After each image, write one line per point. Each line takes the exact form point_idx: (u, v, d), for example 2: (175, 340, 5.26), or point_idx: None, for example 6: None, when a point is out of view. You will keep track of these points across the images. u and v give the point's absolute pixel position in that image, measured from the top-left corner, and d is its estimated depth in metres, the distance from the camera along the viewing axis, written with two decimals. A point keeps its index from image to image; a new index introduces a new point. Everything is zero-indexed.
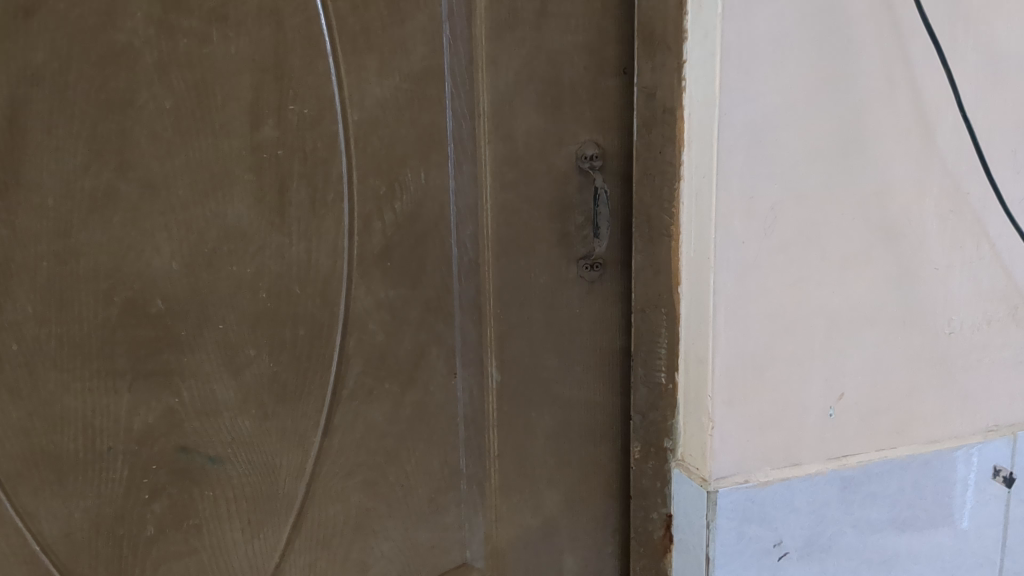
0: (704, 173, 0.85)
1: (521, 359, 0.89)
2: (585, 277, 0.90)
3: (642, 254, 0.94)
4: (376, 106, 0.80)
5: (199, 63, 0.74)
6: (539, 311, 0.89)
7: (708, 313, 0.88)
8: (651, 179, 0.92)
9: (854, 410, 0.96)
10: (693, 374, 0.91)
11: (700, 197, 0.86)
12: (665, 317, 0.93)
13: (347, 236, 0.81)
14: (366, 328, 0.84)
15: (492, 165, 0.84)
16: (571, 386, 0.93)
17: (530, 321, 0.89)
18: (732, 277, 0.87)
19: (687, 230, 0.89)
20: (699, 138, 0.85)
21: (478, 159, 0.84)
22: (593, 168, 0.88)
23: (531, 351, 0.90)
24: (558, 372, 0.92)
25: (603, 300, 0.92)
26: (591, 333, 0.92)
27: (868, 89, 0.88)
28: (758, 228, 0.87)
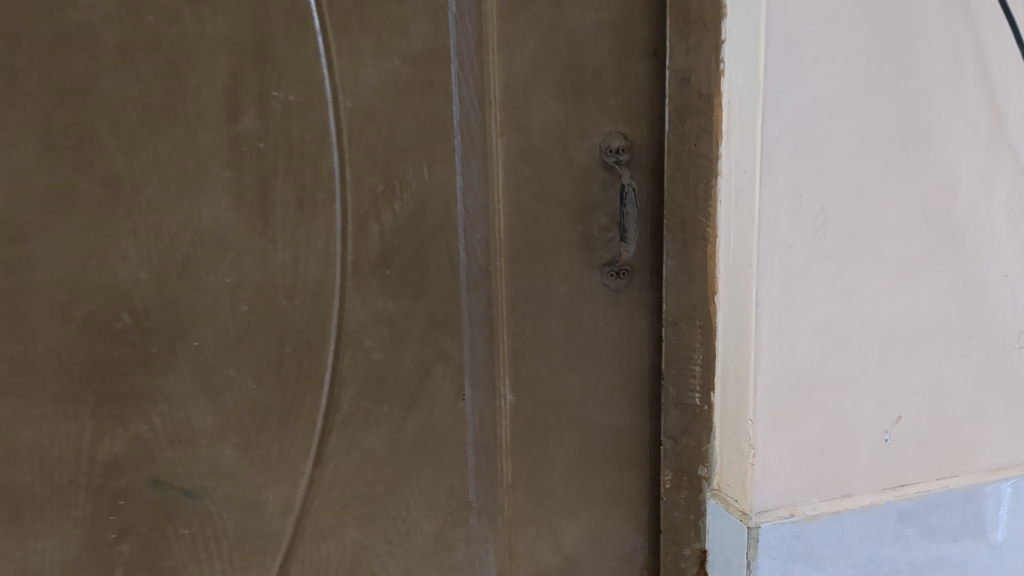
0: (746, 169, 0.75)
1: (539, 378, 0.79)
2: (609, 287, 0.79)
3: (674, 261, 0.83)
4: (373, 92, 0.70)
5: (168, 44, 0.64)
6: (557, 324, 0.79)
7: (749, 326, 0.78)
8: (683, 175, 0.81)
9: (913, 434, 0.85)
10: (732, 394, 0.80)
11: (740, 196, 0.76)
12: (700, 330, 0.82)
13: (339, 241, 0.71)
14: (362, 345, 0.74)
15: (505, 160, 0.74)
16: (595, 409, 0.82)
17: (548, 336, 0.79)
18: (778, 286, 0.77)
19: (725, 233, 0.79)
20: (739, 129, 0.75)
21: (488, 153, 0.74)
22: (620, 163, 0.77)
23: (550, 370, 0.79)
24: (578, 393, 0.81)
25: (631, 311, 0.81)
26: (618, 350, 0.81)
27: (932, 73, 0.77)
28: (807, 231, 0.77)
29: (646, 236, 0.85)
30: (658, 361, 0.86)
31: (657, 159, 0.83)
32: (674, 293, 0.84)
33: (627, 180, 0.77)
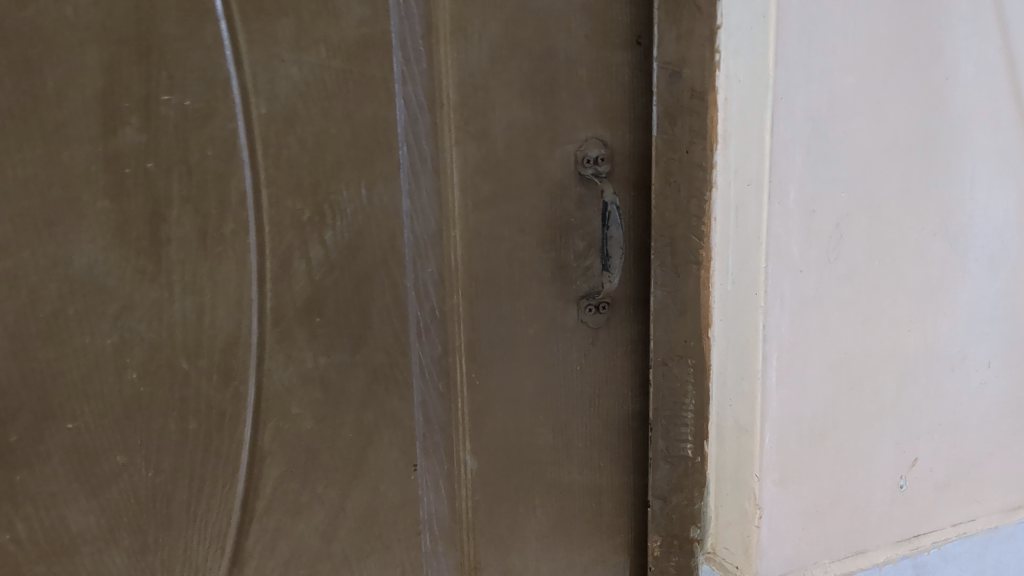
0: (750, 179, 0.62)
1: (505, 437, 0.65)
2: (587, 324, 0.66)
3: (664, 290, 0.70)
4: (295, 93, 0.55)
5: (18, 30, 0.47)
6: (527, 372, 0.65)
7: (755, 367, 0.64)
8: (674, 188, 0.68)
9: (929, 478, 0.74)
10: (732, 446, 0.68)
11: (741, 211, 0.63)
12: (692, 370, 0.69)
13: (255, 284, 0.56)
14: (288, 413, 0.58)
15: (461, 174, 0.60)
16: (575, 468, 0.69)
17: (514, 386, 0.65)
18: (788, 318, 0.64)
19: (722, 255, 0.66)
20: (742, 131, 0.62)
21: (440, 166, 0.59)
22: (599, 175, 0.64)
23: (518, 428, 0.66)
24: (551, 451, 0.67)
25: (610, 351, 0.68)
26: (597, 397, 0.68)
27: (955, 63, 0.66)
28: (820, 252, 0.64)
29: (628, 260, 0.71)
30: (642, 407, 0.73)
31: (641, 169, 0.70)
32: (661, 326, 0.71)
33: (609, 195, 0.63)
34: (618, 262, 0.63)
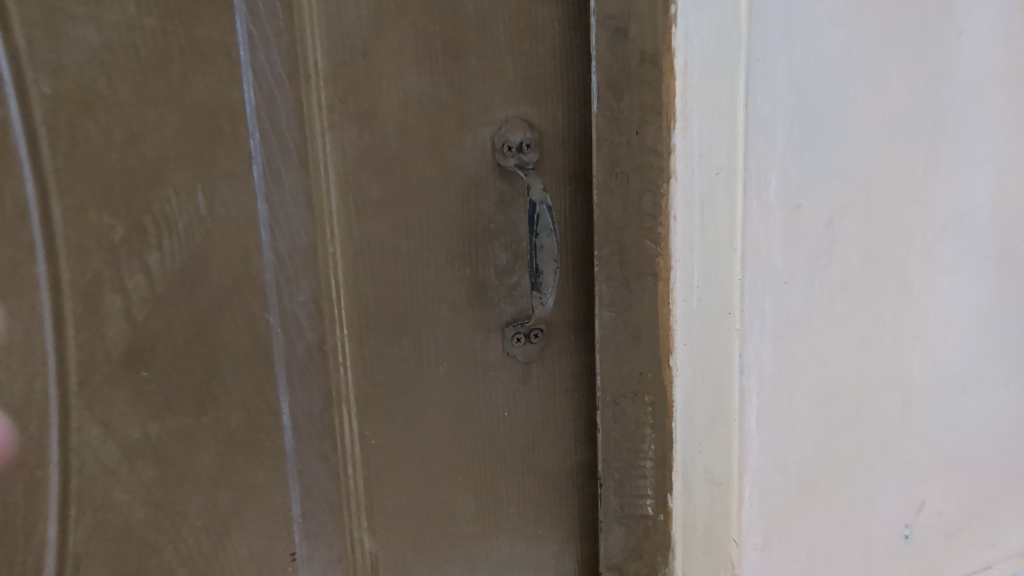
0: (718, 166, 0.47)
1: (414, 507, 0.51)
2: (515, 358, 0.52)
3: (615, 312, 0.54)
4: (92, 64, 0.39)
5: None
6: (437, 423, 0.50)
7: (729, 404, 0.50)
8: (624, 179, 0.51)
9: (940, 523, 0.61)
10: (703, 503, 0.53)
11: (706, 206, 0.49)
12: (651, 411, 0.55)
13: (49, 333, 0.40)
14: (110, 502, 0.43)
15: (339, 171, 0.45)
16: (505, 536, 0.55)
17: (420, 443, 0.50)
18: (768, 343, 0.50)
19: (683, 263, 0.51)
20: (706, 104, 0.47)
21: (308, 162, 0.44)
22: (525, 167, 0.49)
23: (431, 496, 0.51)
24: (475, 520, 0.53)
25: (545, 390, 0.54)
26: (535, 449, 0.54)
27: (968, 15, 0.53)
28: (808, 258, 0.50)
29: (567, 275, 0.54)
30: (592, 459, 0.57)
31: (584, 154, 0.52)
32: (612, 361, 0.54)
33: (536, 192, 0.48)
34: (552, 280, 0.49)
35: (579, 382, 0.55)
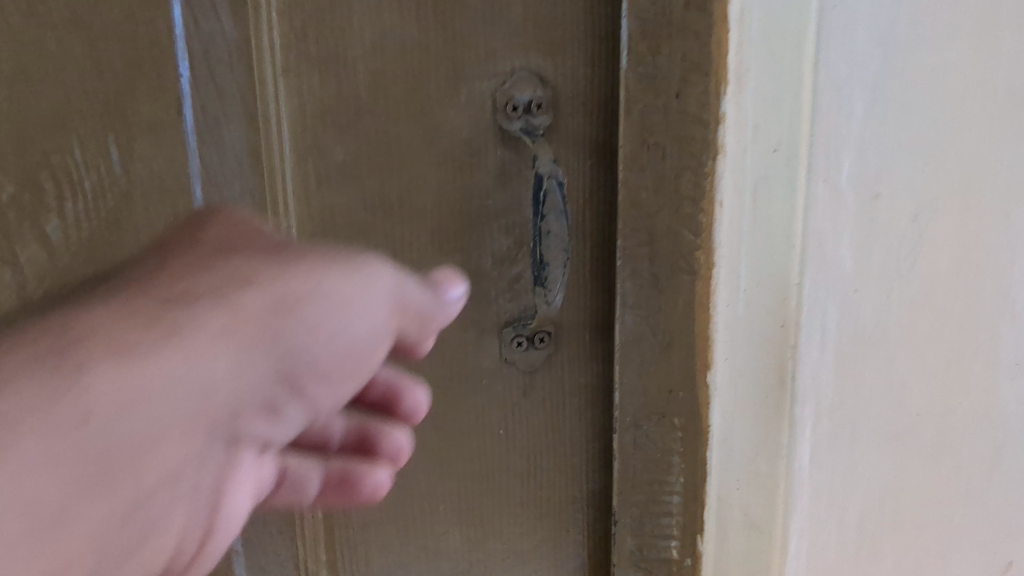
0: (778, 144, 0.39)
1: (378, 527, 0.44)
2: (516, 365, 0.43)
3: (640, 317, 0.42)
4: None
5: None
6: (415, 436, 0.43)
7: (781, 428, 0.43)
8: (659, 153, 0.40)
9: None
10: (739, 552, 0.45)
11: (761, 197, 0.40)
12: (682, 439, 0.43)
13: None
14: None
15: (295, 122, 0.37)
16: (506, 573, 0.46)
17: (394, 460, 0.43)
18: (830, 361, 0.42)
19: (730, 262, 0.41)
20: (770, 69, 0.38)
21: (254, 120, 0.37)
22: (533, 133, 0.40)
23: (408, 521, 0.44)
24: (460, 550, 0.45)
25: (553, 408, 0.44)
26: (543, 476, 0.45)
27: None
28: (886, 264, 0.41)
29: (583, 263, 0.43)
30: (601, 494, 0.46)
31: (611, 114, 0.41)
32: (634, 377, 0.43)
33: (546, 161, 0.40)
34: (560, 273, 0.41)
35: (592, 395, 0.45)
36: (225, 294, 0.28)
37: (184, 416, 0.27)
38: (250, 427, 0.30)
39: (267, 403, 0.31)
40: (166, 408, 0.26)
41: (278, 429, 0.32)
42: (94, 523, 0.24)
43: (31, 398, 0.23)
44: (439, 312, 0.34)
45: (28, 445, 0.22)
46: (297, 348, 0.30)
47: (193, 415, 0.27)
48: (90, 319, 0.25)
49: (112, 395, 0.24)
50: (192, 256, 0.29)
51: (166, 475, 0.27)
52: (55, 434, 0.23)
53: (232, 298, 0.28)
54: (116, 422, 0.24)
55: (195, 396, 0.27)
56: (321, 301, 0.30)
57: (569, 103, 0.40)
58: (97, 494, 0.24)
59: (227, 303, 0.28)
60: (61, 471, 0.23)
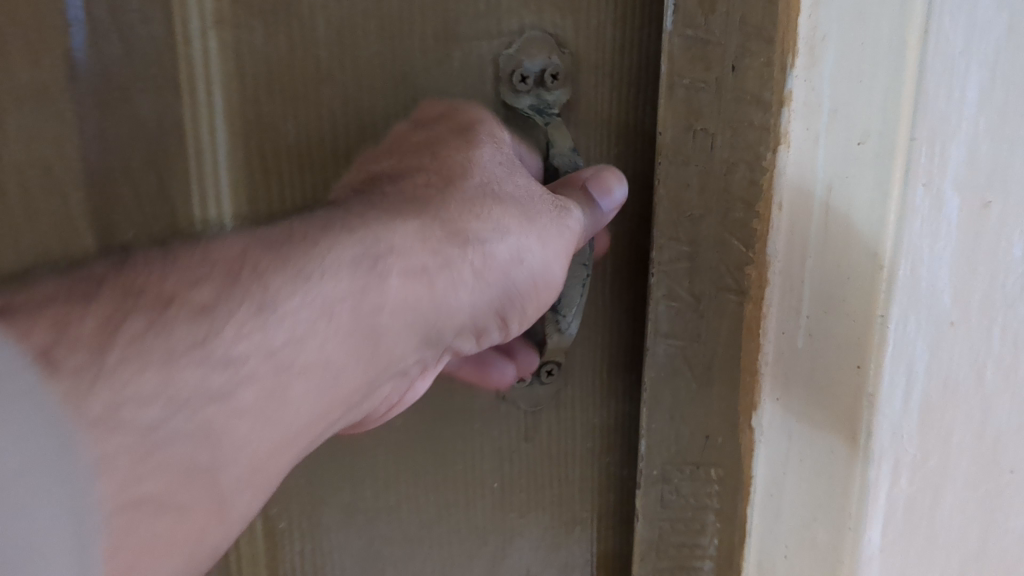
0: (862, 133, 0.30)
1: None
2: (515, 406, 0.38)
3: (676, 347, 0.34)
4: None
5: None
6: (401, 489, 0.38)
7: (842, 495, 0.34)
8: (708, 140, 0.33)
9: None
10: None
11: (838, 195, 0.31)
12: (718, 488, 0.37)
13: None
14: None
15: (231, 123, 0.33)
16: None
17: (372, 523, 0.38)
18: (915, 411, 0.32)
19: (792, 283, 0.33)
20: (860, 33, 0.29)
21: (181, 117, 0.33)
22: (546, 111, 0.35)
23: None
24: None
25: (555, 460, 0.39)
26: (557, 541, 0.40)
27: None
28: (990, 289, 0.32)
29: (601, 280, 0.38)
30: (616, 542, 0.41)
31: (640, 104, 0.36)
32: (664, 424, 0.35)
33: (563, 149, 0.35)
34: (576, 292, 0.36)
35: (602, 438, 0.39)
36: (479, 244, 0.31)
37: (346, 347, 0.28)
38: (463, 344, 0.33)
39: (476, 328, 0.33)
40: (392, 332, 0.30)
41: (469, 344, 0.34)
42: (339, 403, 0.29)
43: (260, 359, 0.26)
44: (596, 222, 0.34)
45: (294, 380, 0.27)
46: (516, 295, 0.33)
47: (429, 330, 0.31)
48: (395, 257, 0.29)
49: (354, 323, 0.28)
50: (462, 188, 0.32)
51: (387, 369, 0.30)
52: (274, 401, 0.26)
53: (456, 228, 0.31)
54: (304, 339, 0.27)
55: (439, 318, 0.31)
56: (564, 247, 0.33)
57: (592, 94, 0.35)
58: (320, 428, 0.28)
59: (480, 251, 0.31)
60: (332, 344, 0.28)
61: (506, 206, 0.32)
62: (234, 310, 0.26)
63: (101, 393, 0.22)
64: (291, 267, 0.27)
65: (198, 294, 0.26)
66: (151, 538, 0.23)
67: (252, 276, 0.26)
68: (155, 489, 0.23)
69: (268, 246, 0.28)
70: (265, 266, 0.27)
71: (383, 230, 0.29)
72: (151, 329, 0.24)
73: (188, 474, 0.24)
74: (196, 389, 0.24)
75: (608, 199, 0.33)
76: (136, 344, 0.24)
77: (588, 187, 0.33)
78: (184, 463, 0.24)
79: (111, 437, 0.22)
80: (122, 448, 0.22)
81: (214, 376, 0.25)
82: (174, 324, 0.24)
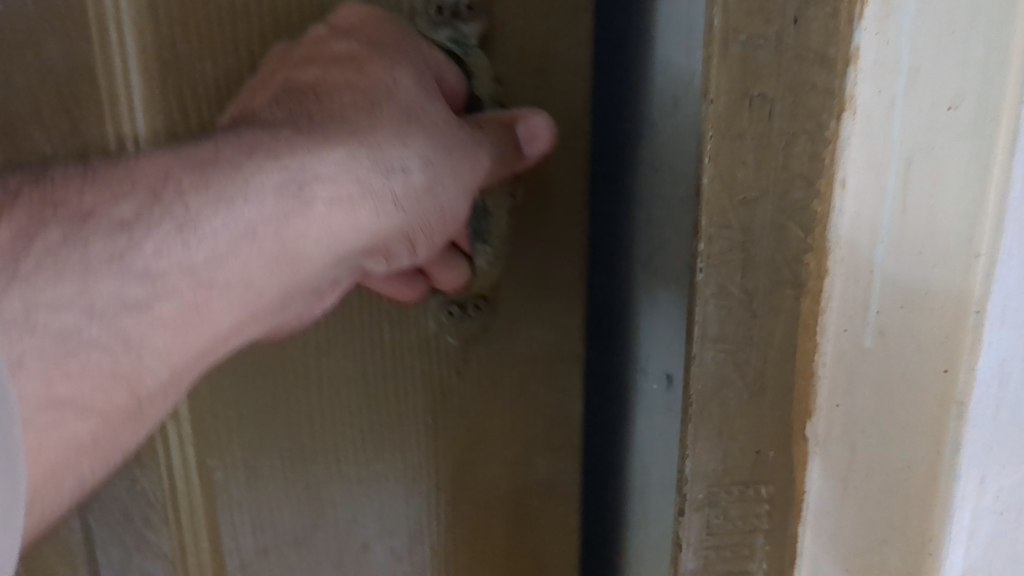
0: (952, 98, 0.25)
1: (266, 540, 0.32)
2: (446, 343, 0.32)
3: (725, 353, 0.29)
4: None
5: None
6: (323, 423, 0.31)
7: (912, 514, 0.29)
8: (764, 108, 0.27)
9: None
10: None
11: (919, 172, 0.26)
12: (768, 510, 0.32)
13: None
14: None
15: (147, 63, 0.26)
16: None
17: (301, 485, 0.32)
18: (1003, 418, 0.28)
19: (854, 268, 0.29)
20: None
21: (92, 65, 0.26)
22: (465, 47, 0.29)
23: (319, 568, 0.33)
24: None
25: (493, 393, 0.33)
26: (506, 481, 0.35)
27: None
28: None
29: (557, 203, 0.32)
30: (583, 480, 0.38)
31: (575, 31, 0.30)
32: (713, 444, 0.30)
33: (484, 85, 0.29)
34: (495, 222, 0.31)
35: (539, 365, 0.34)
36: (396, 172, 0.25)
37: (263, 255, 0.24)
38: (376, 266, 0.27)
39: (390, 252, 0.27)
40: (312, 257, 0.25)
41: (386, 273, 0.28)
42: (257, 314, 0.25)
43: (178, 276, 0.23)
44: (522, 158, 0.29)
45: (213, 297, 0.24)
46: (434, 225, 0.27)
47: (360, 250, 0.26)
48: (321, 181, 0.24)
49: (274, 246, 0.24)
50: (409, 111, 0.26)
51: (304, 289, 0.26)
52: (203, 315, 0.24)
53: (377, 143, 0.25)
54: (210, 243, 0.23)
55: (371, 248, 0.26)
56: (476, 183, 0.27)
57: (529, 30, 0.29)
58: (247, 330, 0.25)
59: (397, 177, 0.25)
60: (242, 258, 0.24)
61: (457, 143, 0.26)
62: (153, 229, 0.23)
63: (11, 296, 0.21)
64: (221, 181, 0.23)
65: (119, 210, 0.23)
66: (70, 439, 0.22)
67: (179, 188, 0.23)
68: (79, 397, 0.22)
69: (192, 163, 0.23)
70: (188, 182, 0.23)
71: (305, 152, 0.24)
72: (66, 244, 0.22)
73: (98, 384, 0.22)
74: (111, 301, 0.22)
75: (532, 147, 0.29)
76: (51, 254, 0.22)
77: (517, 124, 0.28)
78: (105, 371, 0.22)
79: (30, 341, 0.21)
80: (39, 351, 0.21)
81: (132, 289, 0.22)
82: (91, 239, 0.22)
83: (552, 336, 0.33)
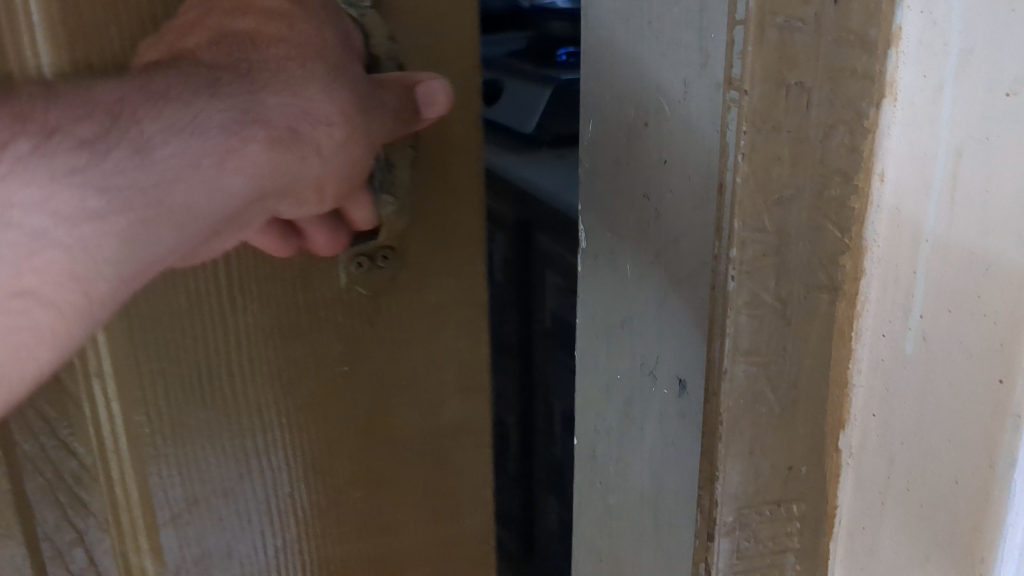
0: (1011, 80, 0.22)
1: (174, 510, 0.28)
2: (358, 291, 0.29)
3: (757, 365, 0.27)
4: None
5: None
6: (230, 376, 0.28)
7: (960, 531, 0.26)
8: (802, 98, 0.24)
9: None
10: None
11: (970, 161, 0.24)
12: (801, 528, 0.29)
13: None
14: None
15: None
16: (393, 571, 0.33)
17: (228, 445, 0.28)
18: None
19: (895, 265, 0.26)
20: None
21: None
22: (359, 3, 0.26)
23: (235, 529, 0.29)
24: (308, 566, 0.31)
25: (405, 338, 0.30)
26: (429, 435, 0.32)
27: None
28: None
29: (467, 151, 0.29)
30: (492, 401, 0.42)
31: None
32: (743, 463, 0.28)
33: (380, 43, 0.26)
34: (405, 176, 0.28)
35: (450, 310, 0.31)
36: (325, 123, 0.22)
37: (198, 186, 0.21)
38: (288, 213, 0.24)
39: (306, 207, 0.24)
40: (234, 196, 0.22)
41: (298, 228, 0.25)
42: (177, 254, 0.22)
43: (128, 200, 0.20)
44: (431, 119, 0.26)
45: (155, 228, 0.21)
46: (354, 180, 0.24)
47: (273, 192, 0.23)
48: (258, 121, 0.21)
49: (199, 186, 0.21)
50: (337, 65, 0.23)
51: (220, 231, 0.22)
52: (145, 240, 0.21)
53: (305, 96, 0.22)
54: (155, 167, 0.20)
55: (288, 191, 0.23)
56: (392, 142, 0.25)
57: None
58: (169, 264, 0.22)
59: (324, 129, 0.22)
60: (180, 190, 0.21)
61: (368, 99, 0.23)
62: (110, 151, 0.20)
63: None
64: (173, 108, 0.20)
65: (83, 128, 0.20)
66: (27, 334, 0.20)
67: (128, 117, 0.20)
68: (40, 304, 0.20)
69: (145, 88, 0.20)
70: (139, 104, 0.20)
71: (249, 101, 0.21)
72: (32, 157, 0.19)
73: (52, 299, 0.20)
74: (74, 215, 0.20)
75: (429, 113, 0.25)
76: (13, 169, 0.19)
77: (414, 87, 0.25)
78: (65, 277, 0.20)
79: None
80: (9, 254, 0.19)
81: (90, 202, 0.20)
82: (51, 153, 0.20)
83: (457, 283, 0.30)
